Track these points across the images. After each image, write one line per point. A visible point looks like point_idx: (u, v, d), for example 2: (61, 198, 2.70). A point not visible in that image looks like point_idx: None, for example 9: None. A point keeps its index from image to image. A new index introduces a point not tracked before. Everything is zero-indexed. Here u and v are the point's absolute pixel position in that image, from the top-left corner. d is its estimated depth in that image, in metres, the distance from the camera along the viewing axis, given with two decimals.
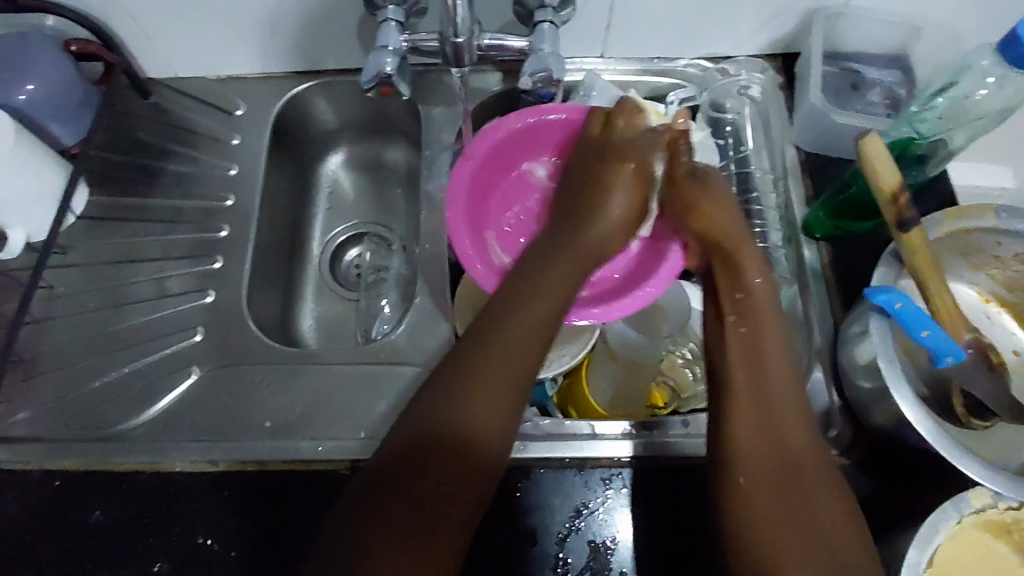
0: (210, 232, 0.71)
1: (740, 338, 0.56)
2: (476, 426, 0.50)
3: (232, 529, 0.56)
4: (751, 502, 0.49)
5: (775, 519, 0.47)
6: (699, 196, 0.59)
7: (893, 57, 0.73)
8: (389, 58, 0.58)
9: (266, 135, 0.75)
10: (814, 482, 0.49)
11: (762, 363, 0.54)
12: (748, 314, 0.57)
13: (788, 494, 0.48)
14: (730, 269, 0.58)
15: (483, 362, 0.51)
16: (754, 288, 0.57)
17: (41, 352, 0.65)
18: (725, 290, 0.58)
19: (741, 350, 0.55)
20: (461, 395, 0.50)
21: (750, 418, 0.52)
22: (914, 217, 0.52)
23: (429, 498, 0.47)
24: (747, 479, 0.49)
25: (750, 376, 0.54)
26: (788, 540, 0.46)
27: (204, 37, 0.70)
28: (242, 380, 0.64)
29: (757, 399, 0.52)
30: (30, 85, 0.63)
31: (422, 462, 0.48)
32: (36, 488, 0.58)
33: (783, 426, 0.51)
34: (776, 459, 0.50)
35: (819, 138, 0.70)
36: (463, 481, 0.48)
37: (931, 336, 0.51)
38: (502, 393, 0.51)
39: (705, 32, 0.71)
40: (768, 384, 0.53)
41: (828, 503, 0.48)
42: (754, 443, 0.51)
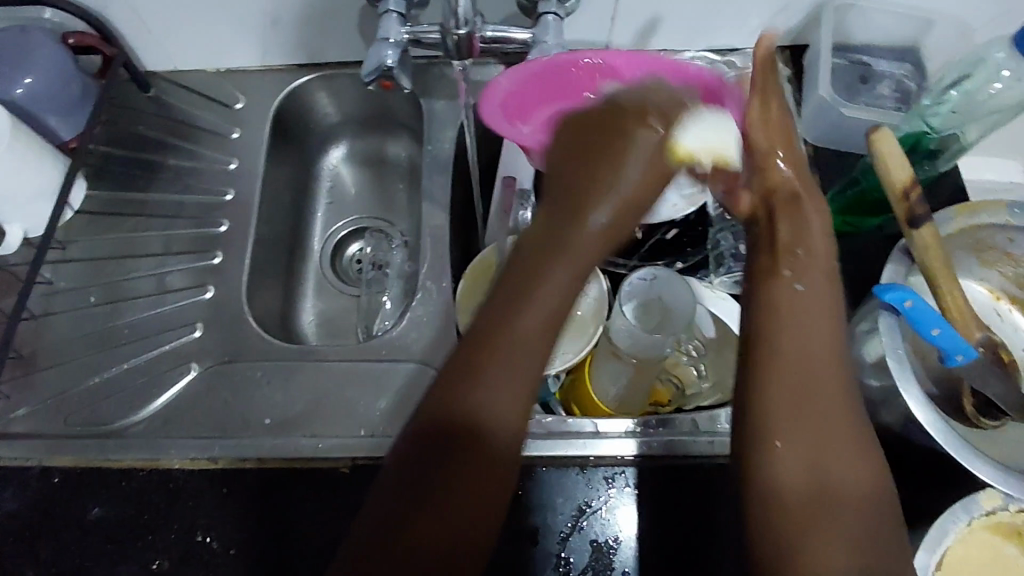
0: (210, 227, 0.71)
1: (789, 296, 0.48)
2: (484, 409, 0.43)
3: (231, 527, 0.56)
4: (792, 476, 0.42)
5: (812, 498, 0.41)
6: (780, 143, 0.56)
7: (903, 49, 0.72)
8: (389, 50, 0.57)
9: (266, 129, 0.74)
10: (856, 467, 0.43)
11: (812, 327, 0.47)
12: (806, 271, 0.50)
13: (828, 477, 0.42)
14: (792, 225, 0.52)
15: (502, 333, 0.45)
16: (809, 225, 0.52)
17: (40, 347, 0.65)
18: (784, 240, 0.51)
19: (793, 310, 0.47)
20: (473, 365, 0.44)
21: (787, 383, 0.45)
22: (925, 214, 0.51)
23: (449, 485, 0.42)
24: (779, 452, 0.43)
25: (795, 334, 0.46)
26: (824, 519, 0.41)
27: (203, 28, 0.70)
28: (242, 377, 0.63)
29: (806, 369, 0.45)
30: (27, 78, 0.63)
31: (432, 454, 0.43)
32: (34, 485, 0.58)
33: (829, 401, 0.44)
34: (819, 430, 0.43)
35: (827, 132, 0.69)
36: (490, 461, 0.43)
37: (942, 335, 0.50)
38: (517, 362, 0.44)
39: (712, 23, 0.70)
40: (813, 347, 0.46)
41: (863, 488, 0.42)
42: (792, 412, 0.44)
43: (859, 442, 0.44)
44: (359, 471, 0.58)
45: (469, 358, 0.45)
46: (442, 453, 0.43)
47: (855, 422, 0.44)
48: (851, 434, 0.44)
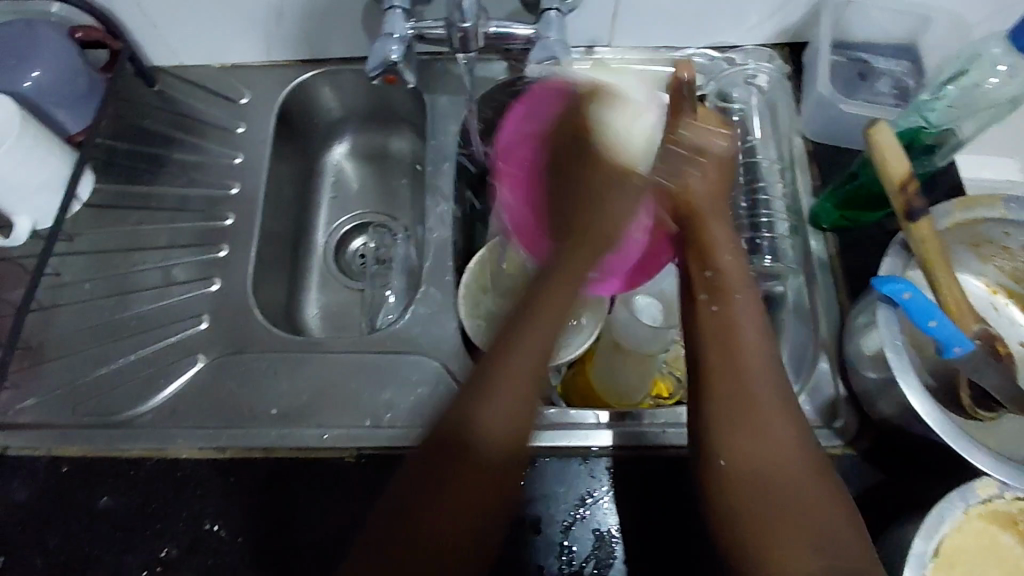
0: (216, 220, 0.71)
1: (714, 317, 0.52)
2: (496, 418, 0.46)
3: (238, 515, 0.57)
4: (739, 491, 0.45)
5: (767, 508, 0.44)
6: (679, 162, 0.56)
7: (902, 47, 0.73)
8: (394, 45, 0.58)
9: (271, 124, 0.75)
10: (807, 473, 0.45)
11: (738, 344, 0.50)
12: (721, 292, 0.53)
13: (786, 490, 0.45)
14: (695, 242, 0.55)
15: (515, 341, 0.49)
16: (714, 237, 0.55)
17: (49, 338, 0.65)
18: (696, 264, 0.54)
19: (721, 331, 0.51)
20: (484, 382, 0.47)
21: (727, 403, 0.48)
22: (923, 207, 0.52)
23: (449, 494, 0.44)
24: (727, 465, 0.46)
25: (724, 352, 0.50)
26: (788, 528, 0.43)
27: (209, 23, 0.70)
28: (248, 368, 0.64)
29: (746, 387, 0.48)
30: (35, 72, 0.63)
31: (440, 464, 0.44)
32: (43, 474, 0.59)
33: (772, 416, 0.47)
34: (758, 445, 0.46)
35: (826, 128, 0.69)
36: (500, 470, 0.45)
37: (939, 326, 0.51)
38: (533, 372, 0.48)
39: (712, 21, 0.70)
40: (750, 371, 0.49)
41: (814, 496, 0.45)
42: (730, 430, 0.47)
43: (803, 450, 0.47)
44: (364, 461, 0.58)
45: (481, 376, 0.48)
46: (453, 460, 0.44)
47: (799, 432, 0.47)
48: (791, 442, 0.47)
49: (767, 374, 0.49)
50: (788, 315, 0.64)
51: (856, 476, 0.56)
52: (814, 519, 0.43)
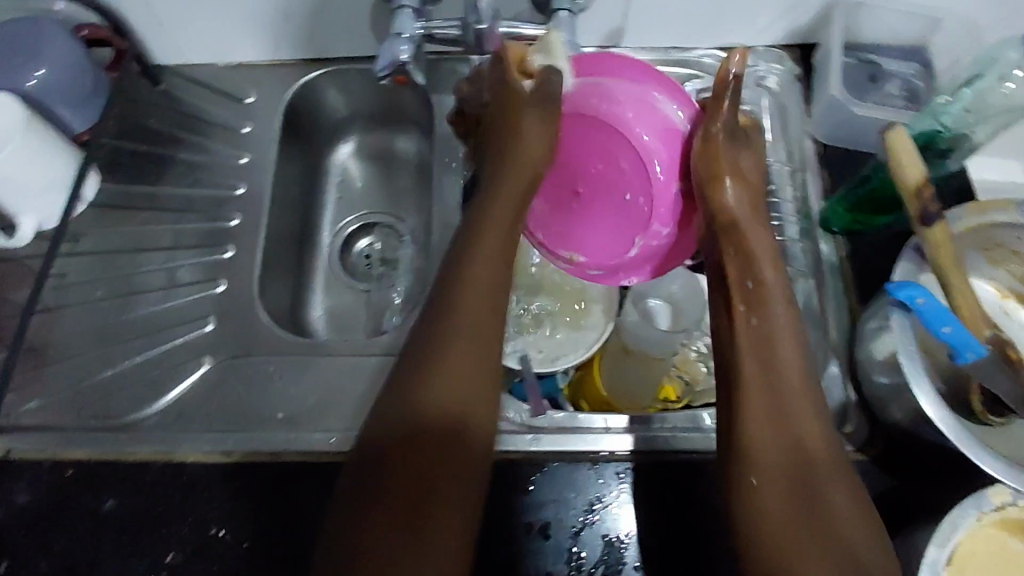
0: (221, 221, 0.71)
1: (750, 326, 0.52)
2: (441, 401, 0.49)
3: (244, 519, 0.56)
4: (767, 503, 0.46)
5: (790, 526, 0.45)
6: (722, 165, 0.56)
7: (912, 49, 0.72)
8: (404, 45, 0.57)
9: (277, 123, 0.74)
10: (831, 483, 0.47)
11: (773, 355, 0.51)
12: (758, 301, 0.53)
13: (800, 505, 0.46)
14: (743, 256, 0.55)
15: (437, 337, 0.51)
16: (752, 248, 0.55)
17: (53, 339, 0.65)
18: (732, 268, 0.55)
19: (757, 342, 0.51)
20: (423, 367, 0.50)
21: (764, 418, 0.49)
22: (938, 212, 0.52)
23: (412, 476, 0.46)
24: (753, 485, 0.47)
25: (761, 362, 0.51)
26: (812, 547, 0.44)
27: (215, 22, 0.70)
28: (254, 371, 0.63)
29: (776, 401, 0.49)
30: (40, 71, 0.62)
31: (394, 463, 0.47)
32: (48, 478, 0.58)
33: (802, 430, 0.48)
34: (784, 461, 0.47)
35: (836, 131, 0.69)
36: (448, 447, 0.48)
37: (952, 332, 0.50)
38: (469, 359, 0.51)
39: (722, 22, 0.70)
40: (773, 384, 0.50)
41: (848, 509, 0.46)
42: (761, 445, 0.48)
43: (831, 463, 0.47)
44: None
45: (409, 369, 0.51)
46: (425, 452, 0.47)
47: (828, 444, 0.48)
48: (818, 456, 0.48)
49: (801, 385, 0.50)
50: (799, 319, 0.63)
51: (867, 482, 0.56)
52: (831, 534, 0.45)
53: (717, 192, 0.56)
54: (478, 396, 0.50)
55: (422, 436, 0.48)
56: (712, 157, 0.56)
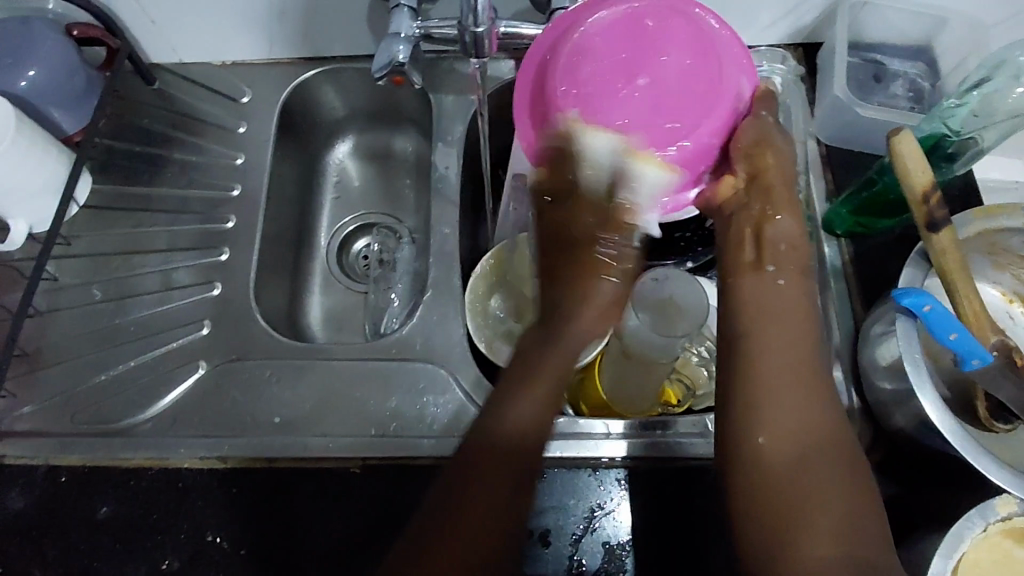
0: (216, 222, 0.70)
1: (775, 288, 0.51)
2: (517, 417, 0.46)
3: (241, 526, 0.56)
4: (775, 473, 0.44)
5: (791, 490, 0.43)
6: (769, 140, 0.55)
7: (916, 48, 0.71)
8: (400, 45, 0.56)
9: (272, 123, 0.73)
10: (834, 452, 0.45)
11: (784, 319, 0.50)
12: (787, 267, 0.53)
13: (804, 475, 0.43)
14: (789, 241, 0.54)
15: (528, 358, 0.49)
16: (769, 231, 0.54)
17: (45, 343, 0.64)
18: (739, 232, 0.54)
19: (772, 307, 0.51)
20: (524, 381, 0.48)
21: (776, 387, 0.47)
22: (945, 218, 0.51)
23: (474, 491, 0.43)
24: (761, 446, 0.45)
25: (767, 319, 0.50)
26: (817, 512, 0.42)
27: (209, 21, 0.69)
28: (251, 375, 0.63)
29: (785, 368, 0.48)
30: (31, 70, 0.62)
31: (473, 468, 0.44)
32: (42, 484, 0.57)
33: (807, 399, 0.47)
34: (793, 426, 0.46)
35: (840, 132, 0.68)
36: (512, 470, 0.44)
37: (959, 339, 0.50)
38: (551, 383, 0.48)
39: (725, 21, 0.69)
40: (789, 354, 0.49)
41: (848, 482, 0.43)
42: (770, 407, 0.46)
43: (837, 433, 0.46)
44: (370, 472, 0.57)
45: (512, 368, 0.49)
46: (472, 457, 0.45)
47: (837, 417, 0.47)
48: (826, 424, 0.46)
49: (810, 346, 0.49)
50: None
51: None
52: (832, 498, 0.42)
53: (760, 181, 0.55)
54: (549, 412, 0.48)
55: (503, 450, 0.45)
56: (757, 140, 0.55)
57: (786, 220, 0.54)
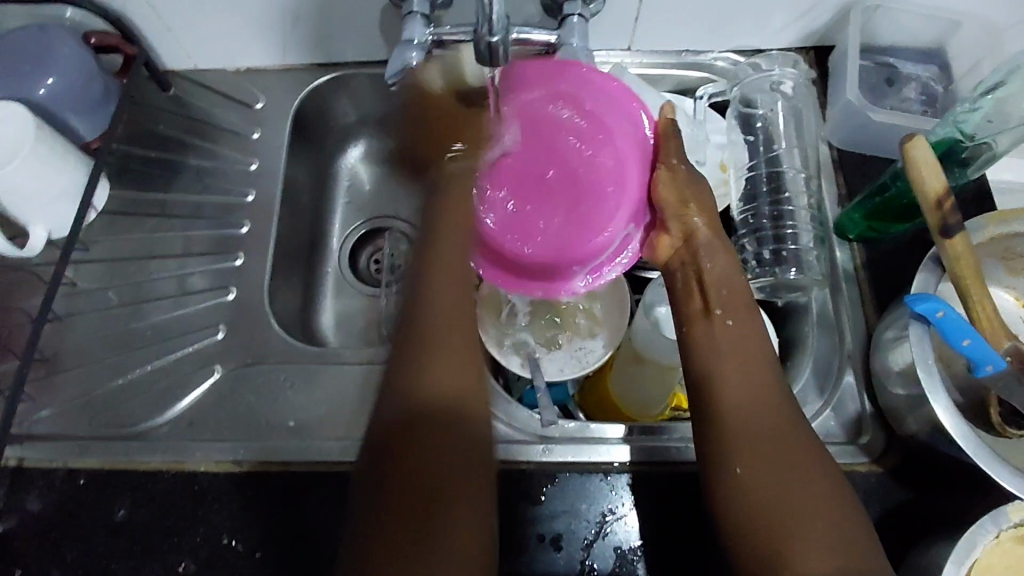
0: (231, 228, 0.71)
1: (728, 332, 0.54)
2: (430, 386, 0.46)
3: (254, 529, 0.56)
4: (754, 491, 0.45)
5: (768, 503, 0.44)
6: (692, 192, 0.60)
7: (929, 52, 0.71)
8: (414, 52, 0.57)
9: (286, 130, 0.74)
10: (812, 462, 0.45)
11: (756, 362, 0.52)
12: (736, 310, 0.55)
13: (788, 488, 0.44)
14: (722, 270, 0.58)
15: (411, 343, 0.49)
16: (707, 276, 0.58)
17: (63, 348, 0.65)
18: (688, 282, 0.58)
19: (734, 346, 0.53)
20: (414, 356, 0.48)
21: (745, 412, 0.48)
22: (958, 224, 0.51)
23: (392, 491, 0.42)
24: (736, 476, 0.46)
25: (744, 369, 0.51)
26: (806, 518, 0.42)
27: (223, 28, 0.69)
28: (265, 379, 0.63)
29: (742, 401, 0.49)
30: (49, 79, 0.63)
31: (404, 466, 0.43)
32: (61, 486, 0.58)
33: (767, 411, 0.48)
34: (749, 442, 0.47)
35: (853, 137, 0.68)
36: (442, 456, 0.44)
37: (971, 345, 0.49)
38: (455, 343, 0.49)
39: (735, 25, 0.69)
40: (754, 387, 0.50)
41: (828, 487, 0.44)
42: (733, 420, 0.48)
43: (803, 438, 0.47)
44: None
45: (405, 349, 0.49)
46: (394, 443, 0.44)
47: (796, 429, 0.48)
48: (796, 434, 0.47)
49: (769, 369, 0.51)
50: (813, 327, 0.63)
51: (881, 494, 0.56)
52: (820, 511, 0.43)
53: (694, 240, 0.59)
54: (470, 374, 0.48)
55: (414, 431, 0.45)
56: (688, 198, 0.60)
57: (723, 259, 0.58)
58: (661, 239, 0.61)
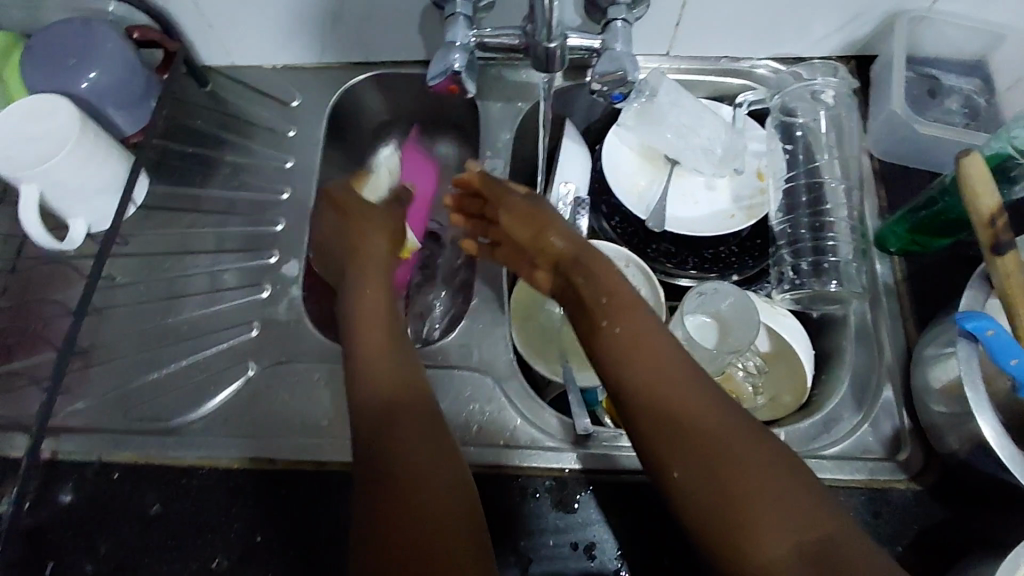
0: (266, 225, 0.71)
1: (615, 338, 0.50)
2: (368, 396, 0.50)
3: (285, 527, 0.56)
4: (697, 496, 0.43)
5: (717, 491, 0.43)
6: (542, 220, 0.57)
7: (973, 64, 0.70)
8: (457, 54, 0.57)
9: (322, 128, 0.74)
10: (740, 448, 0.44)
11: (648, 360, 0.48)
12: (622, 312, 0.51)
13: (717, 490, 0.43)
14: (595, 274, 0.54)
15: (360, 368, 0.52)
16: (587, 291, 0.54)
17: (99, 341, 0.65)
18: (587, 295, 0.53)
19: (628, 351, 0.49)
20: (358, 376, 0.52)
21: (648, 417, 0.46)
22: (1010, 241, 0.50)
23: (372, 498, 0.44)
24: (678, 481, 0.44)
25: (640, 372, 0.48)
26: (768, 496, 0.42)
27: (263, 26, 0.69)
28: (299, 378, 0.63)
29: (654, 397, 0.47)
30: (92, 73, 0.63)
31: (378, 479, 0.45)
32: (96, 478, 0.59)
33: (683, 397, 0.46)
34: (676, 435, 0.45)
35: (895, 148, 0.67)
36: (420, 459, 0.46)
37: (1020, 365, 0.48)
38: (387, 360, 0.53)
39: (777, 33, 0.68)
40: (645, 378, 0.48)
41: (772, 473, 0.42)
42: (653, 417, 0.46)
43: (709, 414, 0.45)
44: None
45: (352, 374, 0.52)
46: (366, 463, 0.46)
47: (713, 412, 0.46)
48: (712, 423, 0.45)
49: (671, 350, 0.49)
50: (851, 341, 0.62)
51: (920, 511, 0.55)
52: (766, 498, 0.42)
53: (563, 259, 0.56)
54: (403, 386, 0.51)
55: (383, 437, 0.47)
56: (533, 220, 0.58)
57: (596, 269, 0.54)
58: (540, 274, 0.59)
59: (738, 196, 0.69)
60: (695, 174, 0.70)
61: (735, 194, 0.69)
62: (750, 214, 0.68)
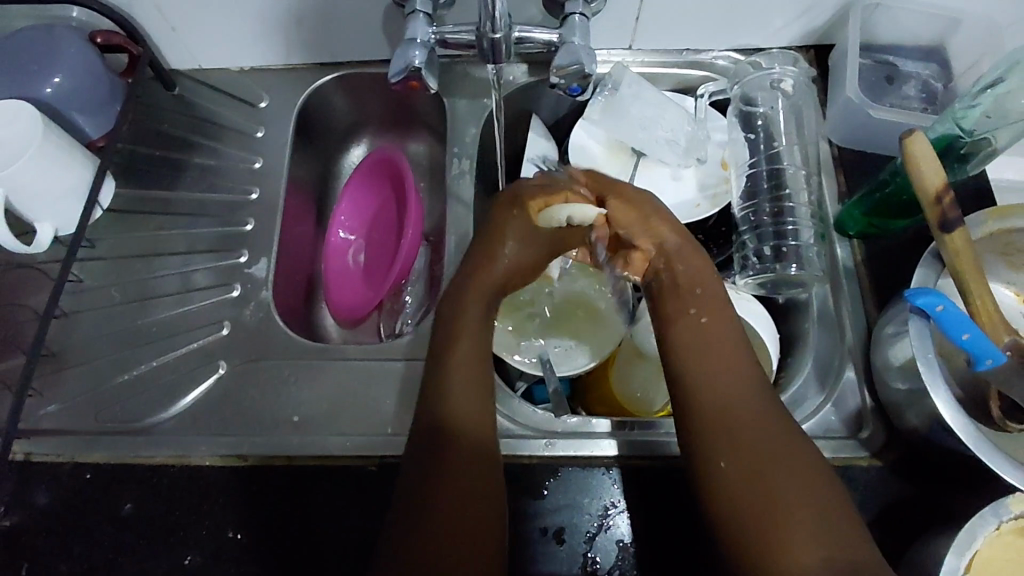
0: (236, 225, 0.71)
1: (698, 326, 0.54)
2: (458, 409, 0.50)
3: (259, 521, 0.57)
4: (738, 491, 0.45)
5: (756, 489, 0.45)
6: (638, 203, 0.60)
7: (929, 50, 0.72)
8: (416, 50, 0.56)
9: (290, 127, 0.75)
10: (795, 458, 0.46)
11: (720, 353, 0.52)
12: (710, 309, 0.55)
13: (762, 493, 0.44)
14: (684, 267, 0.58)
15: (451, 351, 0.54)
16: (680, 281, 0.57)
17: (70, 343, 0.65)
18: (689, 285, 0.57)
19: (709, 342, 0.53)
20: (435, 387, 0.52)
21: (723, 398, 0.50)
22: (958, 218, 0.51)
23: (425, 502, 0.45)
24: (723, 470, 0.47)
25: (713, 361, 0.52)
26: (811, 508, 0.43)
27: (228, 29, 0.70)
28: (271, 374, 0.64)
29: (724, 396, 0.50)
30: (57, 77, 0.63)
31: (445, 459, 0.48)
32: (68, 479, 0.59)
33: (745, 396, 0.50)
34: (739, 428, 0.48)
35: (853, 134, 0.68)
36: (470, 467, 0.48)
37: (972, 339, 0.50)
38: (474, 368, 0.53)
39: (736, 24, 0.69)
40: (728, 373, 0.51)
41: (819, 486, 0.44)
42: (725, 414, 0.49)
43: (779, 428, 0.48)
44: (388, 468, 0.58)
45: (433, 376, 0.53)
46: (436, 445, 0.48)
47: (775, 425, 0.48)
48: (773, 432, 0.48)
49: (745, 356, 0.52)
50: (813, 323, 0.63)
51: (881, 487, 0.56)
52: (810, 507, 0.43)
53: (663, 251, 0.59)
54: (487, 406, 0.52)
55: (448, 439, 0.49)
56: (638, 207, 0.60)
57: (695, 266, 0.57)
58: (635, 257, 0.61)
59: (703, 186, 0.70)
60: (660, 165, 0.71)
61: (700, 184, 0.70)
62: (714, 203, 0.69)
